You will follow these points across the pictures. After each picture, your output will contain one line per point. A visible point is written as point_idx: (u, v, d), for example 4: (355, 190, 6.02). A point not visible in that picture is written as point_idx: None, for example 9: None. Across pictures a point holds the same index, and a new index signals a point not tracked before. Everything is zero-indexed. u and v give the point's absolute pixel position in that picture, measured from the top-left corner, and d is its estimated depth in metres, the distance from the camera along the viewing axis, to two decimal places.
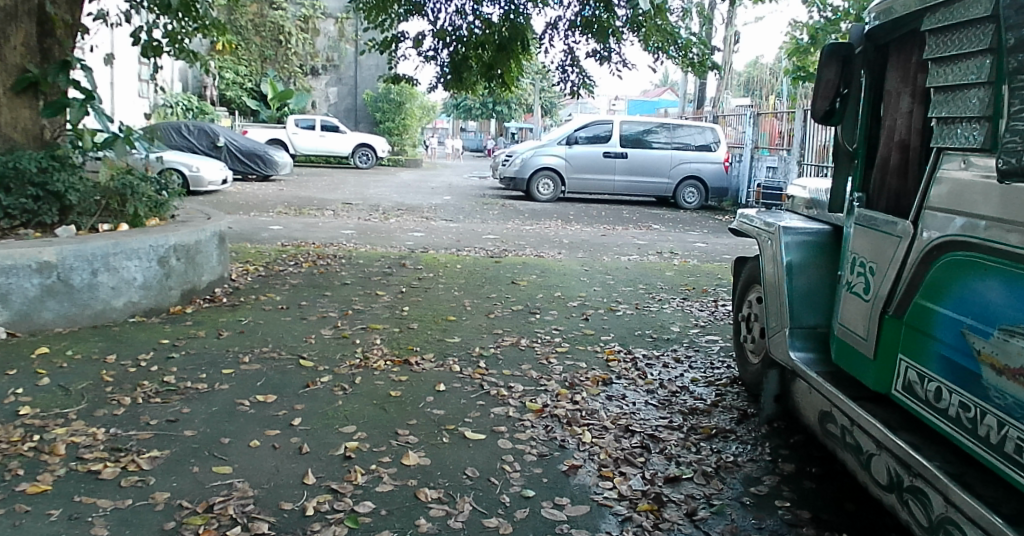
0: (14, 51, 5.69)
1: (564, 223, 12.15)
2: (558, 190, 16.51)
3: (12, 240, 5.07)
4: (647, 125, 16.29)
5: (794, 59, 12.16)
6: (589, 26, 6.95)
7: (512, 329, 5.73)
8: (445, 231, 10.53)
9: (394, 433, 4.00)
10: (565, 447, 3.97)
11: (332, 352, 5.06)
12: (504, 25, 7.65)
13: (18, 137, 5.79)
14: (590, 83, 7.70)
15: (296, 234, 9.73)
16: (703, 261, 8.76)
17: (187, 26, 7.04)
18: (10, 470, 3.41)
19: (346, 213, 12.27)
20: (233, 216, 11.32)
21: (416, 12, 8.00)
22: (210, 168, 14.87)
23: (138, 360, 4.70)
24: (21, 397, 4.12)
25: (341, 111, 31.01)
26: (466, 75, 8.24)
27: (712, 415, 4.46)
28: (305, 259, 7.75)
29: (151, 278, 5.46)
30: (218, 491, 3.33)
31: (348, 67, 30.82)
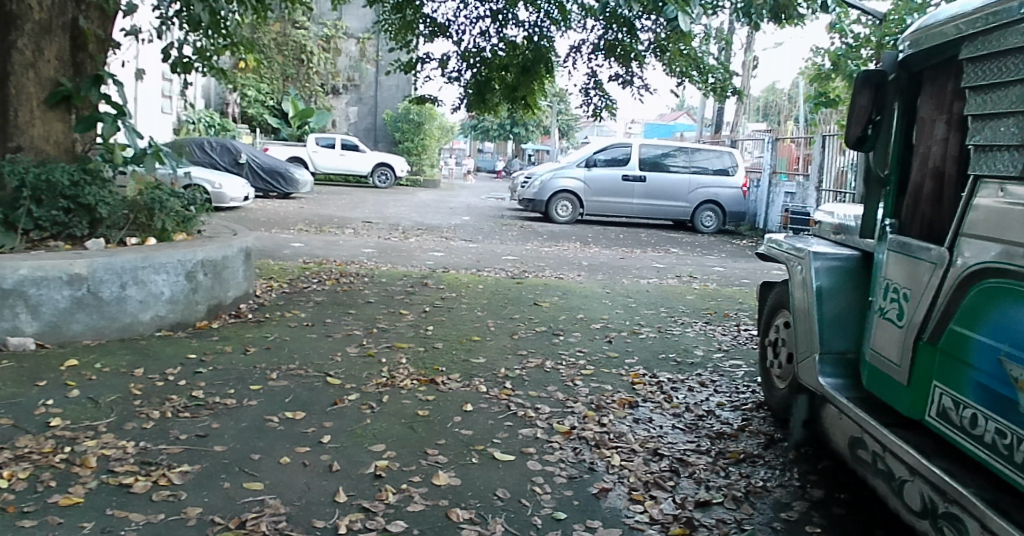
0: (48, 65, 5.61)
1: (583, 245, 12.15)
2: (576, 212, 16.50)
3: (42, 252, 5.07)
4: (665, 149, 16.34)
5: (816, 85, 12.21)
6: (612, 49, 6.96)
7: (536, 350, 5.71)
8: (464, 250, 10.56)
9: (423, 453, 3.99)
10: (594, 470, 3.95)
11: (358, 370, 5.03)
12: (527, 46, 7.67)
13: (50, 149, 5.69)
14: (612, 106, 7.64)
15: (318, 251, 9.76)
16: (723, 285, 8.74)
17: (216, 43, 6.89)
18: (42, 481, 3.41)
19: (367, 232, 12.30)
20: (255, 233, 11.35)
21: (440, 34, 7.98)
22: (232, 185, 14.95)
23: (166, 374, 4.68)
24: (51, 409, 4.14)
25: (361, 130, 31.19)
26: (489, 96, 8.23)
27: (739, 439, 4.44)
28: (328, 276, 7.76)
29: (178, 293, 5.42)
30: (250, 508, 3.32)
31: (369, 87, 30.99)
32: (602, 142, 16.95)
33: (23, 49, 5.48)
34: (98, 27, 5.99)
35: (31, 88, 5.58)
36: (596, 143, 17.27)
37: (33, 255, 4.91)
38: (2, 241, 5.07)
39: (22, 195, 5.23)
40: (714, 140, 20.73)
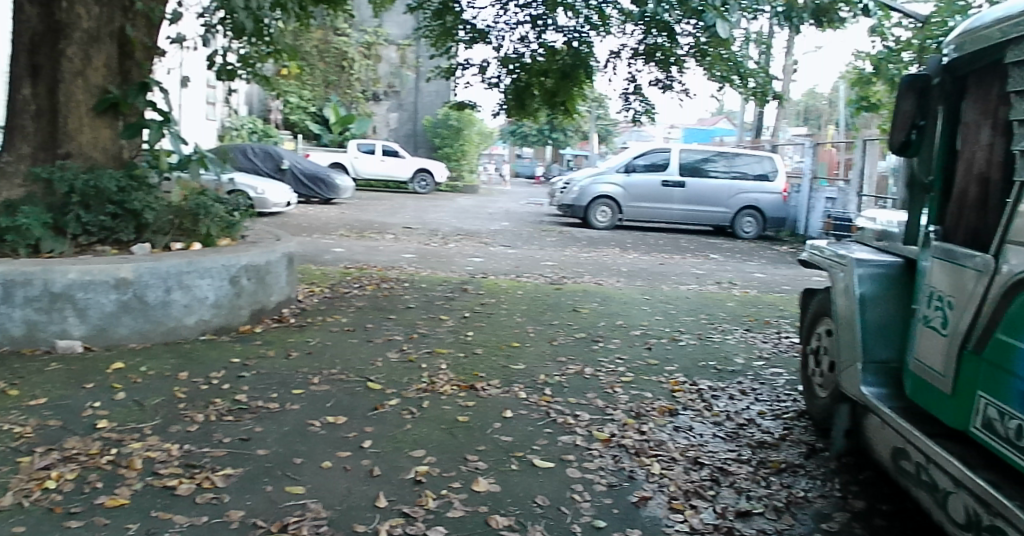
0: (97, 73, 5.71)
1: (622, 251, 12.09)
2: (616, 217, 16.38)
3: (91, 256, 5.18)
4: (705, 154, 16.32)
5: (858, 89, 12.03)
6: (652, 54, 6.93)
7: (575, 357, 5.68)
8: (503, 256, 10.57)
9: (463, 459, 3.99)
10: (634, 478, 3.90)
11: (398, 375, 5.05)
12: (566, 51, 7.68)
13: (98, 156, 5.78)
14: (652, 110, 7.59)
15: (358, 256, 9.85)
16: (765, 292, 8.62)
17: (260, 51, 7.03)
18: (89, 482, 3.49)
19: (407, 237, 12.39)
20: (297, 239, 11.50)
21: (480, 40, 8.00)
22: (276, 191, 15.17)
23: (210, 378, 4.74)
24: (98, 411, 4.22)
25: (400, 136, 31.85)
26: (529, 102, 8.21)
27: (780, 448, 4.36)
28: (369, 281, 7.82)
29: (223, 297, 5.48)
30: (292, 511, 3.34)
31: (410, 93, 31.75)
32: (642, 148, 16.97)
33: (72, 57, 5.58)
34: (144, 36, 6.08)
35: (80, 96, 5.67)
36: (636, 149, 17.22)
37: (82, 259, 5.02)
38: (52, 247, 5.17)
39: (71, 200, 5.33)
40: (754, 144, 20.48)
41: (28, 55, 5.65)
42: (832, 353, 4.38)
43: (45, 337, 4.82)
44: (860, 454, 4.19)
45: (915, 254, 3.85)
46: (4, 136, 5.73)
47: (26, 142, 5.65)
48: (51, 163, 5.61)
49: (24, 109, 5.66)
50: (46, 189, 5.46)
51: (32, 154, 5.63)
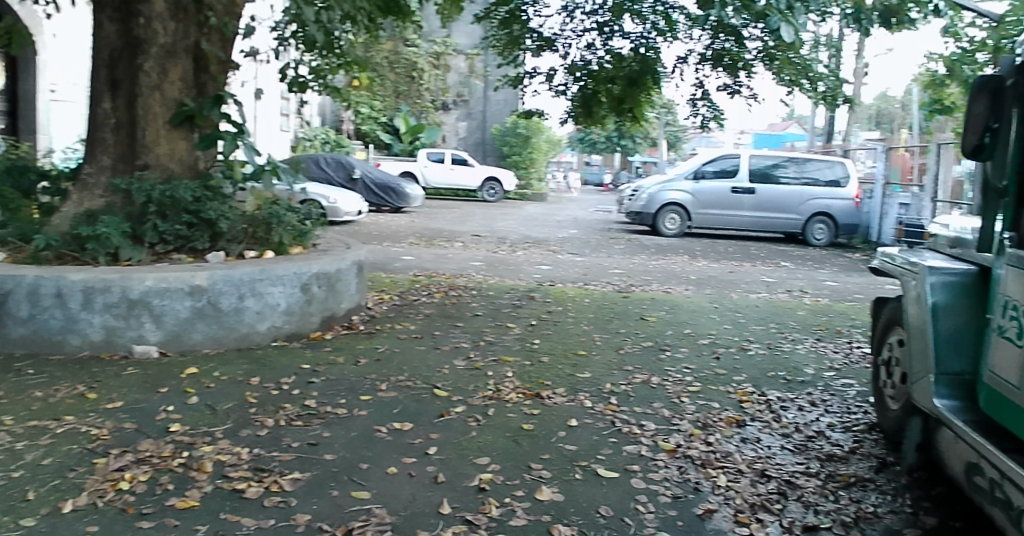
0: (172, 86, 5.90)
1: (691, 258, 11.94)
2: (684, 224, 16.18)
3: (167, 264, 5.36)
4: (775, 160, 15.92)
5: (932, 92, 11.64)
6: (719, 60, 6.82)
7: (642, 366, 5.61)
8: (571, 264, 10.55)
9: (527, 467, 3.98)
10: (699, 490, 3.83)
11: (465, 383, 5.08)
12: (634, 58, 7.64)
13: (175, 167, 5.97)
14: (720, 116, 7.46)
15: (427, 264, 9.96)
16: (837, 300, 8.39)
17: (331, 63, 7.15)
18: (162, 484, 3.60)
19: (475, 245, 12.49)
20: (368, 246, 11.71)
21: (546, 47, 8.06)
22: (347, 200, 15.52)
23: (281, 383, 4.84)
24: (172, 415, 4.35)
25: (471, 145, 32.11)
26: (596, 109, 8.16)
27: (850, 462, 4.22)
28: (437, 289, 7.90)
29: (294, 304, 5.60)
30: (357, 516, 3.38)
31: (477, 102, 31.93)
32: (711, 153, 16.64)
33: (149, 71, 5.77)
34: (220, 50, 6.24)
35: (157, 109, 5.86)
36: (706, 154, 16.87)
37: (160, 268, 5.20)
38: (131, 255, 5.37)
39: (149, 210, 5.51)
40: (824, 149, 19.96)
41: (108, 69, 5.88)
42: (904, 364, 4.23)
43: (122, 342, 4.99)
44: (933, 469, 4.02)
45: (989, 262, 3.61)
46: (85, 148, 5.96)
47: (107, 153, 5.87)
48: (130, 174, 5.83)
49: (104, 122, 5.88)
50: (125, 199, 5.68)
51: (111, 166, 5.86)
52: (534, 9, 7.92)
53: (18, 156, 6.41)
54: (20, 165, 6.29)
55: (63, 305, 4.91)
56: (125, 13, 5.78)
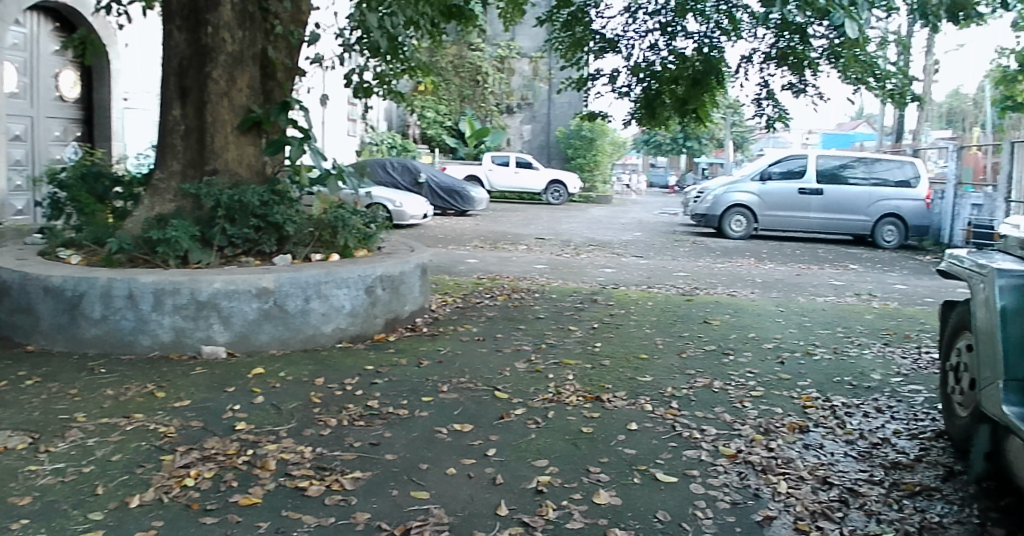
0: (240, 93, 6.05)
1: (758, 261, 11.77)
2: (751, 227, 15.98)
3: (235, 267, 5.50)
4: (842, 160, 15.64)
5: (1001, 89, 11.55)
6: (785, 58, 6.74)
7: (704, 370, 5.54)
8: (635, 267, 10.50)
9: (585, 470, 3.96)
10: (759, 496, 3.75)
11: (525, 385, 5.09)
12: (697, 58, 7.58)
13: (243, 172, 6.12)
14: (785, 115, 7.33)
15: (492, 267, 10.03)
16: (906, 304, 8.16)
17: (396, 68, 7.21)
18: (226, 481, 3.69)
19: (538, 248, 12.54)
20: (433, 249, 11.86)
21: (610, 49, 8.10)
22: (413, 203, 15.74)
23: (344, 384, 4.92)
24: (237, 413, 4.46)
25: (535, 147, 32.20)
26: (660, 110, 8.07)
27: (916, 470, 4.09)
28: (500, 291, 7.93)
29: (358, 306, 5.69)
30: (415, 516, 3.41)
31: (542, 105, 32.00)
32: (777, 154, 16.40)
33: (217, 79, 5.93)
34: (286, 57, 6.42)
35: (226, 115, 6.02)
36: (773, 155, 16.61)
37: (228, 270, 5.34)
38: (199, 258, 5.53)
39: (218, 214, 5.65)
40: (895, 148, 19.36)
41: (178, 78, 6.03)
42: (972, 370, 4.07)
43: (191, 342, 5.14)
44: (1003, 479, 3.85)
45: None
46: (156, 154, 6.14)
47: (177, 159, 6.05)
48: (200, 179, 5.99)
49: (174, 129, 6.05)
50: (194, 204, 5.88)
51: (181, 171, 6.04)
52: (598, 10, 8.08)
53: (93, 162, 6.66)
54: (93, 172, 6.41)
55: (134, 306, 5.08)
56: (194, 23, 5.93)
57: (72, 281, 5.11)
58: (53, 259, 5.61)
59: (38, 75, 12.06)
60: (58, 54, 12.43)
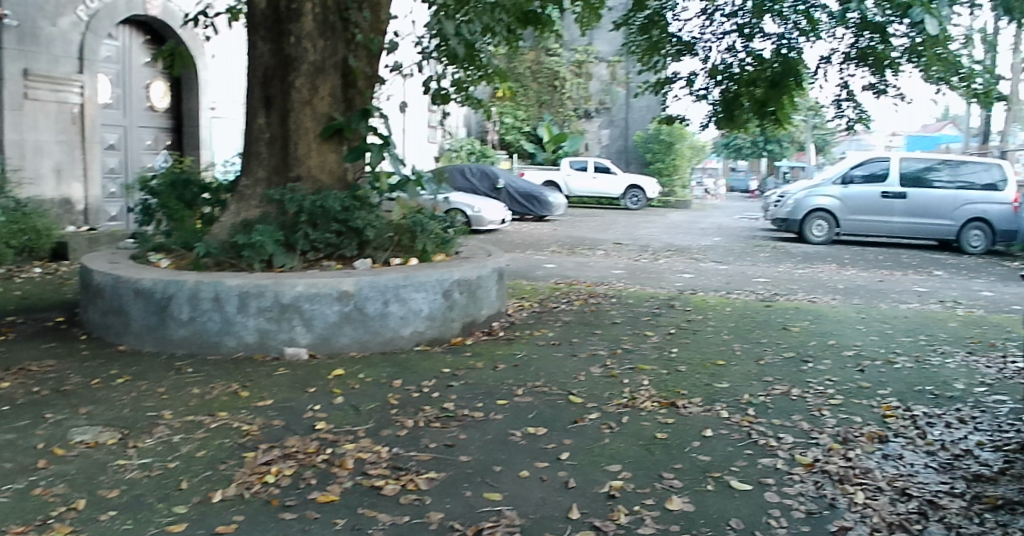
0: (322, 101, 6.20)
1: (840, 266, 11.53)
2: (833, 231, 15.76)
3: (317, 270, 5.65)
4: (928, 162, 15.18)
5: None
6: (864, 58, 6.62)
7: (782, 377, 5.46)
8: (714, 272, 10.40)
9: (658, 476, 3.95)
10: (834, 506, 3.67)
11: (600, 390, 5.09)
12: (775, 60, 7.50)
13: (325, 179, 6.28)
14: (867, 118, 7.13)
15: (569, 272, 10.07)
16: (994, 311, 7.86)
17: (473, 75, 7.26)
18: (306, 478, 3.80)
19: (616, 253, 12.53)
20: (512, 254, 11.98)
21: (687, 51, 8.10)
22: (492, 209, 15.98)
23: (422, 386, 5.01)
24: (318, 413, 4.58)
25: (614, 152, 32.85)
26: (738, 113, 7.88)
27: (1000, 483, 3.92)
28: (577, 296, 7.95)
29: (435, 310, 5.78)
30: (488, 517, 3.45)
31: (620, 110, 32.56)
32: (859, 156, 16.07)
33: (300, 88, 6.09)
34: (366, 65, 6.52)
35: (309, 123, 6.17)
36: (855, 158, 16.29)
37: (310, 274, 5.50)
38: (283, 261, 5.68)
39: (301, 219, 5.81)
40: (981, 150, 18.62)
41: (262, 86, 6.19)
42: None
43: (275, 344, 5.30)
44: None
45: None
46: (242, 161, 6.34)
47: (262, 166, 6.24)
48: (284, 185, 6.17)
49: (259, 136, 6.22)
50: (278, 210, 6.06)
51: (266, 178, 6.22)
52: (676, 13, 8.08)
53: (182, 170, 6.95)
54: (182, 178, 6.70)
55: (221, 308, 5.26)
56: (277, 33, 6.08)
57: (161, 284, 5.34)
58: (144, 263, 5.87)
59: (132, 86, 13.27)
60: (150, 66, 13.62)
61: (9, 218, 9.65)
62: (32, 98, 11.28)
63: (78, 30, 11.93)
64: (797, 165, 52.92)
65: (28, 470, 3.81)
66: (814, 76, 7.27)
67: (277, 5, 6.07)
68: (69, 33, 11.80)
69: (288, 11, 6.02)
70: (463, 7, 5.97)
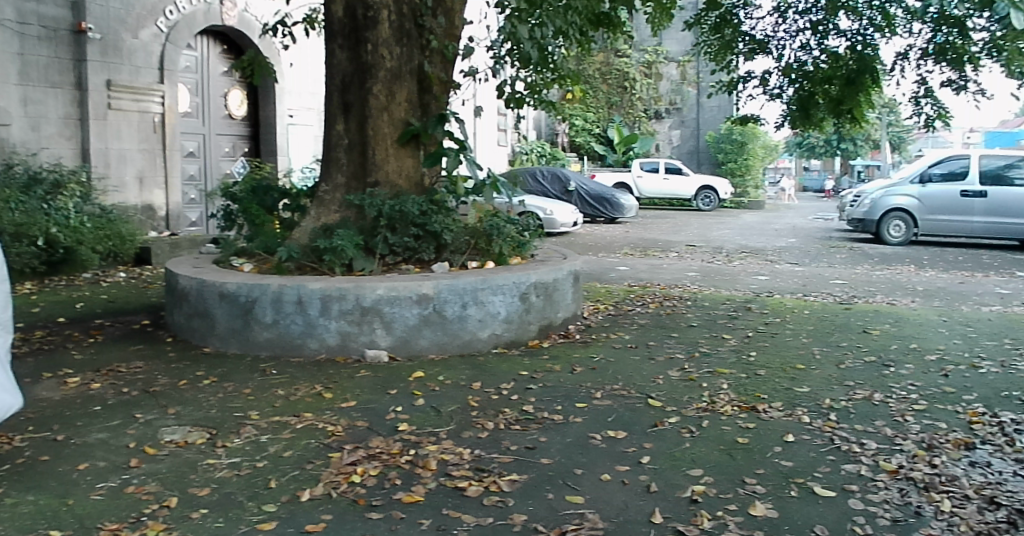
0: (399, 107, 6.30)
1: (919, 268, 11.24)
2: (911, 232, 15.38)
3: (396, 274, 5.74)
4: (1009, 159, 14.71)
5: None
6: (943, 53, 6.65)
7: (864, 382, 5.36)
8: (790, 274, 10.24)
9: (741, 482, 3.90)
10: (921, 515, 3.56)
11: (679, 394, 5.07)
12: (850, 57, 7.42)
13: (403, 184, 6.37)
14: (945, 115, 7.07)
15: (642, 274, 10.01)
16: None
17: (546, 77, 7.31)
18: (390, 479, 3.87)
19: (690, 255, 12.43)
20: (585, 256, 12.00)
21: (760, 50, 8.06)
22: (563, 212, 16.08)
23: (501, 389, 5.05)
24: (400, 414, 4.65)
25: (683, 152, 32.16)
26: (814, 111, 7.75)
27: None
28: (652, 299, 7.91)
29: (513, 313, 5.82)
30: (571, 520, 3.46)
31: (691, 109, 31.89)
32: (939, 154, 15.62)
33: (378, 94, 6.19)
34: (441, 71, 6.62)
35: (387, 129, 6.27)
36: (934, 156, 15.87)
37: (390, 277, 5.59)
38: (363, 265, 5.77)
39: (380, 223, 5.93)
40: None
41: (340, 93, 6.32)
42: None
43: (356, 346, 5.40)
44: None
45: None
46: (321, 167, 6.48)
47: (341, 171, 6.36)
48: (363, 191, 6.28)
49: (338, 143, 6.35)
50: (357, 214, 6.18)
51: (345, 183, 6.35)
52: (748, 11, 8.10)
53: (261, 177, 7.15)
54: (263, 185, 6.91)
55: (304, 311, 5.38)
56: (354, 41, 6.19)
57: (245, 288, 5.49)
58: (228, 267, 6.05)
59: (210, 96, 13.70)
60: (228, 75, 14.05)
61: (94, 225, 10.05)
62: (115, 108, 11.71)
63: (158, 41, 12.33)
64: (867, 163, 51.45)
65: (123, 468, 3.96)
66: (890, 72, 7.15)
67: (354, 13, 6.18)
68: (150, 44, 12.19)
69: (365, 19, 6.12)
70: (536, 9, 6.02)
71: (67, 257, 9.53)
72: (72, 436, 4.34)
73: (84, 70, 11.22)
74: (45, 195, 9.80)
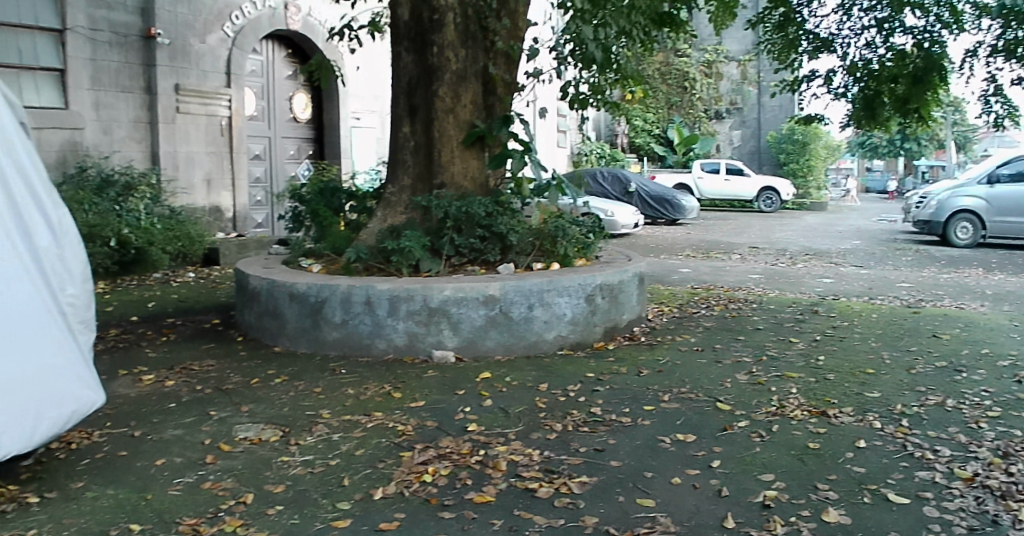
0: (465, 108, 6.35)
1: (988, 271, 10.92)
2: (979, 235, 14.95)
3: (462, 275, 5.78)
4: None
5: None
6: (1013, 51, 6.50)
7: (936, 388, 5.23)
8: (856, 277, 10.03)
9: (813, 487, 3.83)
10: (999, 523, 3.45)
11: (748, 398, 5.01)
12: (918, 55, 7.28)
13: (468, 185, 6.41)
14: (1016, 113, 6.87)
15: (705, 276, 9.91)
16: None
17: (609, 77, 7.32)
18: (460, 478, 3.89)
19: (752, 257, 12.27)
20: (646, 258, 11.93)
21: (823, 48, 7.95)
22: (623, 212, 16.06)
23: (568, 390, 5.05)
24: (468, 415, 4.68)
25: (745, 152, 32.19)
26: (880, 110, 7.61)
27: None
28: (716, 302, 7.83)
29: (578, 314, 5.81)
30: (642, 523, 3.44)
31: (751, 109, 31.95)
32: (1009, 154, 15.32)
33: (444, 96, 6.24)
34: (506, 72, 6.61)
35: (453, 131, 6.31)
36: (1005, 156, 15.46)
37: (456, 278, 5.63)
38: (430, 266, 5.83)
39: (447, 225, 6.00)
40: None
41: (406, 96, 6.43)
42: None
43: (423, 346, 5.44)
44: None
45: None
46: (388, 169, 6.59)
47: (407, 173, 6.46)
48: (429, 192, 6.36)
49: (404, 145, 6.45)
50: (423, 216, 6.27)
51: (412, 185, 6.44)
52: (811, 9, 7.99)
53: (326, 180, 7.28)
54: (330, 188, 7.05)
55: (372, 312, 5.45)
56: (420, 44, 6.26)
57: (315, 288, 5.58)
58: (296, 268, 6.15)
59: (275, 99, 13.93)
60: (293, 79, 14.28)
61: (165, 226, 10.29)
62: (184, 112, 12.00)
63: (225, 46, 12.56)
64: (926, 163, 50.12)
65: (199, 464, 4.05)
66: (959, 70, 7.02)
67: (420, 16, 6.26)
68: (217, 49, 12.43)
69: (431, 22, 6.17)
70: (600, 9, 5.99)
71: (138, 257, 9.77)
72: (148, 431, 4.46)
73: (153, 74, 11.53)
74: (117, 197, 10.18)
